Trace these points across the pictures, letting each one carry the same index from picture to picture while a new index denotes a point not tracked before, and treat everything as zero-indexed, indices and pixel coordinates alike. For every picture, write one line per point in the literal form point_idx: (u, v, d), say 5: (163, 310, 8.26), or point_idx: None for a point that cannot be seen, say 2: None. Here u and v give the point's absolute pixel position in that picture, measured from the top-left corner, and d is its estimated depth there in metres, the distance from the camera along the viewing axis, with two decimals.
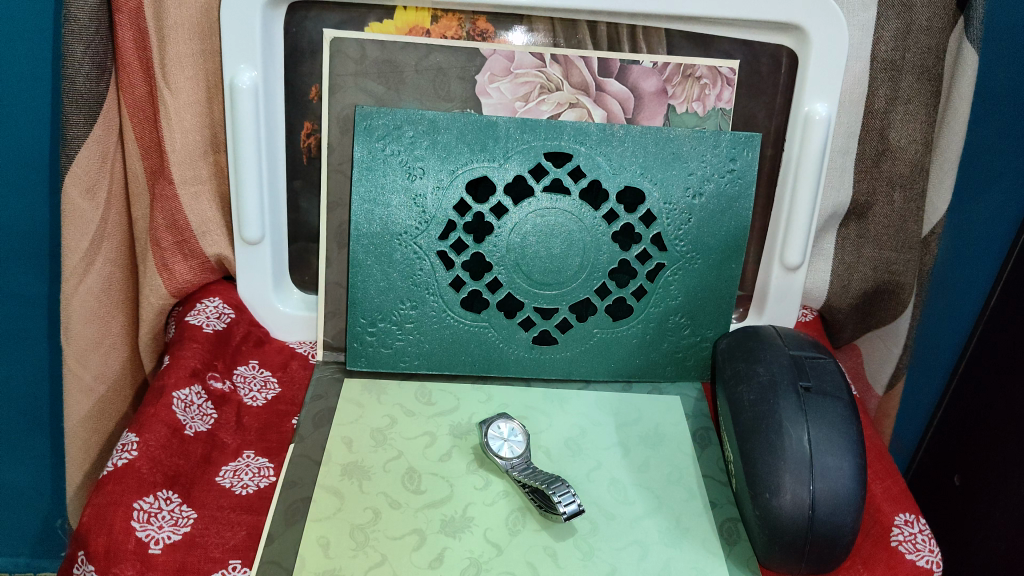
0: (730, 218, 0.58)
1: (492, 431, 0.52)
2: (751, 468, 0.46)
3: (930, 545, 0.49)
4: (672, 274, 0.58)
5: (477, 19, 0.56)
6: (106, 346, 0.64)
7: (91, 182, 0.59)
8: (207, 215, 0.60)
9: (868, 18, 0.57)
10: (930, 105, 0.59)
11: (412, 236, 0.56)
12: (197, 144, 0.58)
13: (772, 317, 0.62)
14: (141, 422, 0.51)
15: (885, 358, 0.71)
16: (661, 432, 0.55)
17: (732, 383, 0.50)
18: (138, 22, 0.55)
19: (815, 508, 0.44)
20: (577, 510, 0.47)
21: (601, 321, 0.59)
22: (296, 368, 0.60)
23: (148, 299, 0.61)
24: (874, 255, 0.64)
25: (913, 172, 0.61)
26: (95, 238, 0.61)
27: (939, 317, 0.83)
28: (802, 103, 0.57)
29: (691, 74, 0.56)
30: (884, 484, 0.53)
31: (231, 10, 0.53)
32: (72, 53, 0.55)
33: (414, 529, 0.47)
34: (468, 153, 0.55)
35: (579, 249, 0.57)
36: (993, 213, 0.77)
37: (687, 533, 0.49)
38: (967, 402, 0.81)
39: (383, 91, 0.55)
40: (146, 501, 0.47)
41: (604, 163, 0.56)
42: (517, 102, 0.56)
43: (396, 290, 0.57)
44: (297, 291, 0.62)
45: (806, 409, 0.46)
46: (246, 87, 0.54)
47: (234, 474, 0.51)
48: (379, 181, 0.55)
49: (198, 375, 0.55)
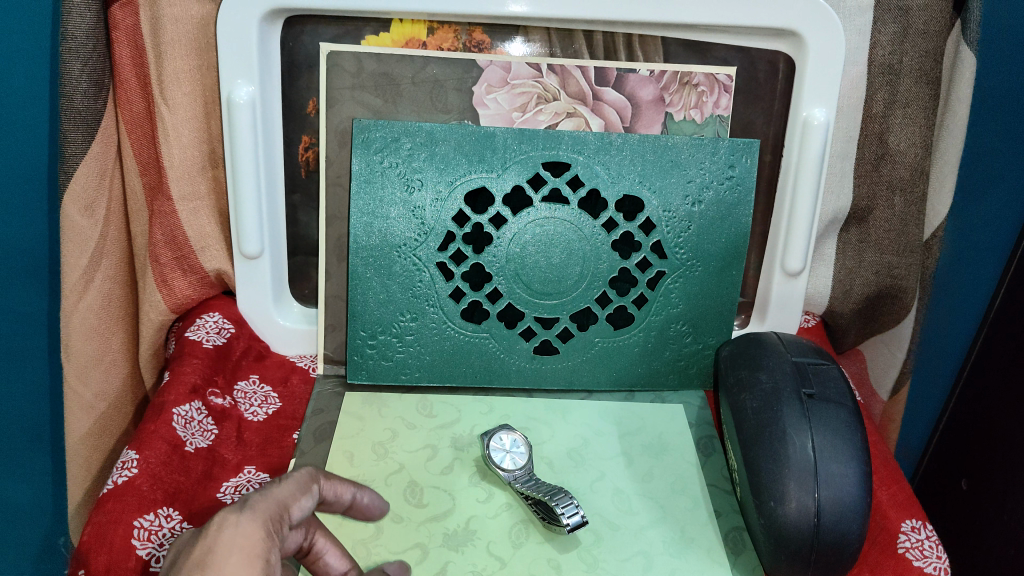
0: (730, 224, 0.58)
1: (493, 443, 0.52)
2: (756, 476, 0.45)
3: (938, 552, 0.48)
4: (673, 282, 0.58)
5: (473, 30, 0.55)
6: (107, 362, 0.64)
7: (90, 199, 0.59)
8: (206, 231, 0.60)
9: (864, 22, 0.57)
10: (929, 108, 0.59)
11: (411, 248, 0.56)
12: (196, 159, 0.58)
13: (773, 324, 0.62)
14: (141, 439, 0.51)
15: (888, 363, 0.71)
16: (664, 440, 0.55)
17: (735, 391, 0.50)
18: (136, 39, 0.55)
19: (820, 516, 0.43)
20: (581, 522, 0.46)
21: (603, 330, 0.58)
22: (296, 383, 0.60)
23: (149, 316, 0.61)
24: (876, 260, 0.64)
25: (914, 176, 0.60)
26: (94, 255, 0.61)
27: (941, 321, 0.83)
28: (800, 109, 0.56)
29: (687, 81, 0.56)
30: (890, 491, 0.52)
31: (227, 25, 0.53)
32: (70, 71, 0.55)
33: (417, 543, 0.47)
34: (467, 165, 0.55)
35: (579, 258, 0.57)
36: (994, 217, 0.77)
37: (692, 542, 0.48)
38: (973, 406, 0.80)
39: (380, 104, 0.55)
40: (147, 519, 0.46)
41: (602, 172, 0.56)
42: (514, 113, 0.56)
43: (396, 302, 0.57)
44: (297, 305, 0.62)
45: (810, 416, 0.46)
46: (242, 102, 0.54)
47: (234, 491, 0.51)
48: (378, 193, 0.55)
49: (198, 392, 0.55)
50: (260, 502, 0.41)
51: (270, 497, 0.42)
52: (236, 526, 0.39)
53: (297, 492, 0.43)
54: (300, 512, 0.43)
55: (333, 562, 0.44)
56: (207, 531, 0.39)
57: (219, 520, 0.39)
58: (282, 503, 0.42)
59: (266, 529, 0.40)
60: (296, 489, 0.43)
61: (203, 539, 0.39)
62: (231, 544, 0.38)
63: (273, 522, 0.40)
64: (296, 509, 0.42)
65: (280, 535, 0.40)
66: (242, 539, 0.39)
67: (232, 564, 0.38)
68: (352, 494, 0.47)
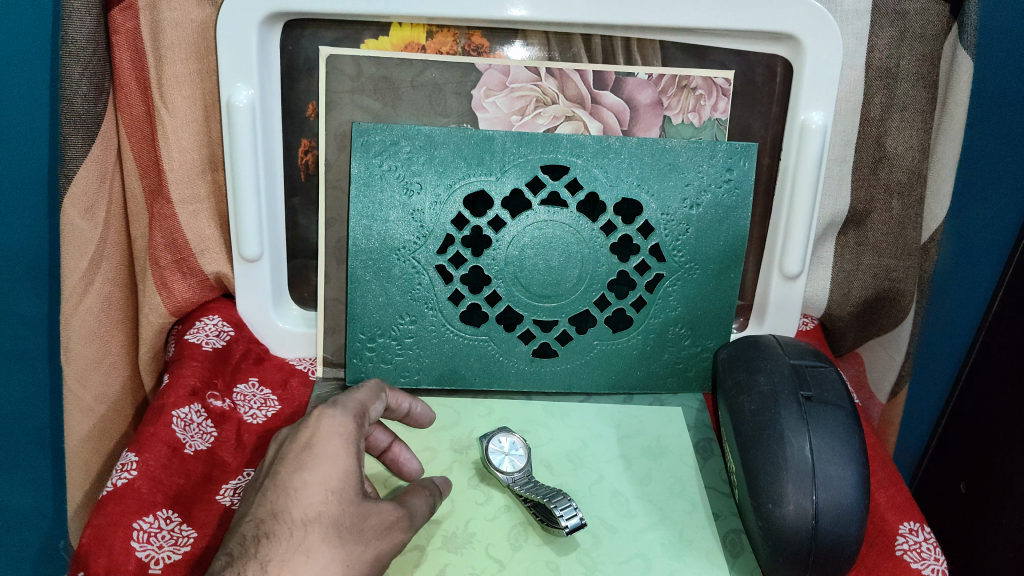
0: (728, 227, 0.58)
1: (492, 446, 0.52)
2: (753, 479, 0.46)
3: (936, 554, 0.48)
4: (672, 284, 0.58)
5: (471, 34, 0.56)
6: (107, 365, 0.64)
7: (90, 203, 0.59)
8: (206, 233, 0.60)
9: (862, 26, 0.57)
10: (927, 111, 0.59)
11: (411, 251, 0.56)
12: (196, 163, 0.58)
13: (772, 326, 0.62)
14: (141, 442, 0.51)
15: (886, 365, 0.71)
16: (663, 443, 0.55)
17: (733, 394, 0.50)
18: (135, 43, 0.55)
19: (818, 519, 0.43)
20: (579, 523, 0.46)
21: (601, 333, 0.58)
22: (296, 385, 0.60)
23: (148, 318, 0.62)
24: (873, 263, 0.64)
25: (910, 179, 0.60)
26: (94, 258, 0.61)
27: (940, 324, 0.83)
28: (798, 113, 0.56)
29: (685, 85, 0.57)
30: (888, 492, 0.52)
31: (227, 28, 0.53)
32: (70, 75, 0.55)
33: (415, 546, 0.47)
34: (465, 168, 0.55)
35: (577, 261, 0.57)
36: (992, 220, 0.77)
37: (690, 545, 0.48)
38: (972, 409, 0.80)
39: (380, 107, 0.56)
40: (146, 521, 0.47)
41: (600, 175, 0.56)
42: (513, 116, 0.56)
43: (395, 305, 0.57)
44: (296, 308, 0.62)
45: (808, 418, 0.46)
46: (242, 105, 0.54)
47: (234, 493, 0.51)
48: (377, 196, 0.55)
49: (198, 394, 0.55)
50: (347, 402, 0.47)
51: (354, 398, 0.48)
52: (332, 417, 0.46)
53: (372, 396, 0.50)
54: (375, 414, 0.49)
55: (379, 437, 0.50)
56: (310, 422, 0.46)
57: (317, 413, 0.46)
58: (363, 404, 0.48)
59: (356, 422, 0.46)
60: (371, 394, 0.50)
61: (306, 428, 0.45)
62: (331, 430, 0.45)
63: (359, 417, 0.47)
64: (372, 410, 0.49)
65: (364, 429, 0.47)
66: (340, 427, 0.45)
67: (334, 445, 0.44)
68: (410, 403, 0.53)
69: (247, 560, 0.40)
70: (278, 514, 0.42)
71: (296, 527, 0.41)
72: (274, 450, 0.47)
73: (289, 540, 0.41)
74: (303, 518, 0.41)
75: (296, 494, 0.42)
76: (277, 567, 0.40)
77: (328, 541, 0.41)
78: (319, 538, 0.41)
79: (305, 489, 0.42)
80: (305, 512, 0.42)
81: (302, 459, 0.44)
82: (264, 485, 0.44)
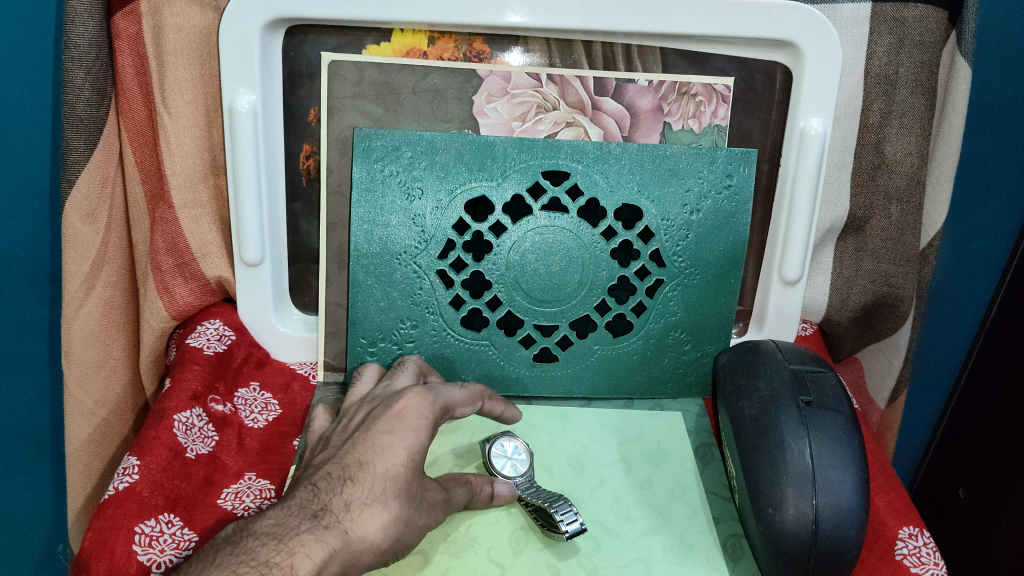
0: (728, 233, 0.58)
1: (495, 449, 0.52)
2: (754, 483, 0.46)
3: (935, 559, 0.48)
4: (672, 289, 0.58)
5: (473, 40, 0.56)
6: (107, 368, 0.64)
7: (92, 207, 0.60)
8: (207, 238, 0.60)
9: (861, 33, 0.57)
10: (926, 118, 0.59)
11: (412, 256, 0.56)
12: (197, 167, 0.58)
13: (772, 332, 0.62)
14: (142, 445, 0.51)
15: (885, 370, 0.71)
16: (663, 448, 0.55)
17: (733, 398, 0.50)
18: (138, 48, 0.55)
19: (818, 523, 0.43)
20: (579, 528, 0.47)
21: (601, 338, 0.59)
22: (297, 390, 0.60)
23: (149, 322, 0.62)
24: (872, 268, 0.64)
25: (910, 185, 0.61)
26: (95, 262, 0.61)
27: (939, 329, 0.83)
28: (797, 119, 0.57)
29: (685, 91, 0.57)
30: (888, 498, 0.52)
31: (230, 35, 0.53)
32: (73, 80, 0.55)
33: (418, 550, 0.47)
34: (467, 173, 0.56)
35: (579, 266, 0.57)
36: (991, 225, 0.78)
37: (691, 549, 0.49)
38: (970, 414, 0.81)
39: (381, 113, 0.56)
40: (148, 524, 0.47)
41: (601, 180, 0.56)
42: (514, 122, 0.56)
43: (396, 309, 0.57)
44: (296, 312, 0.62)
45: (808, 423, 0.46)
46: (244, 111, 0.54)
47: (235, 497, 0.50)
48: (379, 201, 0.56)
49: (199, 398, 0.55)
50: (443, 392, 0.51)
51: (449, 392, 0.51)
52: (428, 403, 0.49)
53: (466, 400, 0.52)
54: (459, 416, 0.52)
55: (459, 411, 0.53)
56: (405, 394, 0.49)
57: (415, 389, 0.49)
58: (453, 402, 0.51)
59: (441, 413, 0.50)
60: (468, 399, 0.53)
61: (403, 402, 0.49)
62: (423, 412, 0.48)
63: (444, 411, 0.50)
64: (459, 413, 0.52)
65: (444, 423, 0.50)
66: (431, 412, 0.49)
67: (424, 425, 0.48)
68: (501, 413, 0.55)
69: (330, 495, 0.44)
70: (363, 464, 0.45)
71: (376, 480, 0.44)
72: (364, 413, 0.50)
73: (370, 489, 0.44)
74: (383, 472, 0.44)
75: (383, 451, 0.45)
76: (359, 509, 0.43)
77: (391, 497, 0.44)
78: (365, 499, 0.43)
79: (391, 450, 0.46)
80: (385, 469, 0.45)
81: (393, 424, 0.47)
82: (354, 436, 0.47)
